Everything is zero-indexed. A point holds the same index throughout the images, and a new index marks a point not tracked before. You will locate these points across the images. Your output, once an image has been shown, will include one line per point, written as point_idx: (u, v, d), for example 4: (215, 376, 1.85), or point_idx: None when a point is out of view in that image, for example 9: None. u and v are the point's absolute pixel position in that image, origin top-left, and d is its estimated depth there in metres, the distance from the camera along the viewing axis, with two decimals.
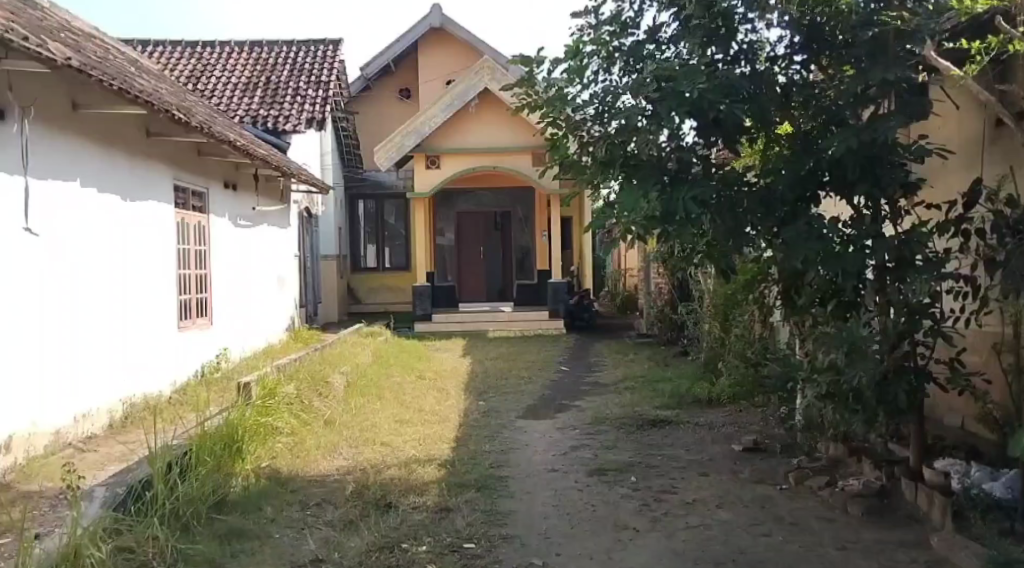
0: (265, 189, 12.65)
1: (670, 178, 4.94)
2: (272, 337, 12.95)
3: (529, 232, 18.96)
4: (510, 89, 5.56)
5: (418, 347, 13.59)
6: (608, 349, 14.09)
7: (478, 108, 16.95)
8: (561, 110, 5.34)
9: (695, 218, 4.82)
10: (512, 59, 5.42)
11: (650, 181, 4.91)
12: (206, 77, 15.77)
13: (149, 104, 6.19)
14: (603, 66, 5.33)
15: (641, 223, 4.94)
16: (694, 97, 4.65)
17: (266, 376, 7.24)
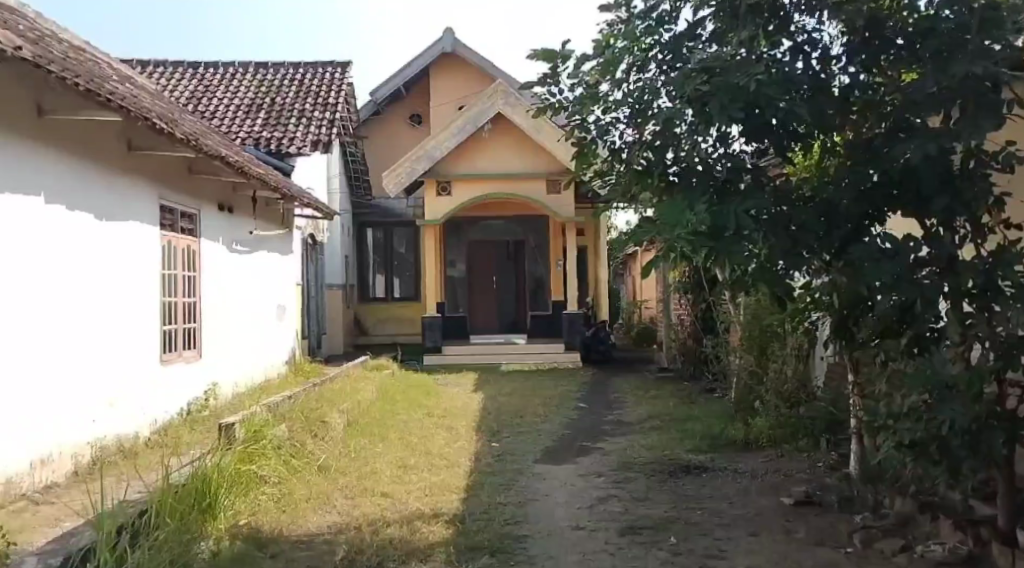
0: (265, 213, 12.02)
1: (717, 190, 4.20)
2: (272, 371, 12.24)
3: (542, 261, 18.21)
4: (531, 87, 4.87)
5: (426, 382, 12.82)
6: (628, 385, 13.28)
7: (491, 132, 16.34)
8: (590, 110, 4.66)
9: (749, 236, 4.00)
10: (535, 53, 4.73)
11: (695, 193, 4.16)
12: (209, 99, 15.26)
13: (126, 112, 5.53)
14: (637, 62, 4.56)
15: (686, 241, 4.03)
16: (750, 90, 3.91)
17: (253, 417, 6.49)
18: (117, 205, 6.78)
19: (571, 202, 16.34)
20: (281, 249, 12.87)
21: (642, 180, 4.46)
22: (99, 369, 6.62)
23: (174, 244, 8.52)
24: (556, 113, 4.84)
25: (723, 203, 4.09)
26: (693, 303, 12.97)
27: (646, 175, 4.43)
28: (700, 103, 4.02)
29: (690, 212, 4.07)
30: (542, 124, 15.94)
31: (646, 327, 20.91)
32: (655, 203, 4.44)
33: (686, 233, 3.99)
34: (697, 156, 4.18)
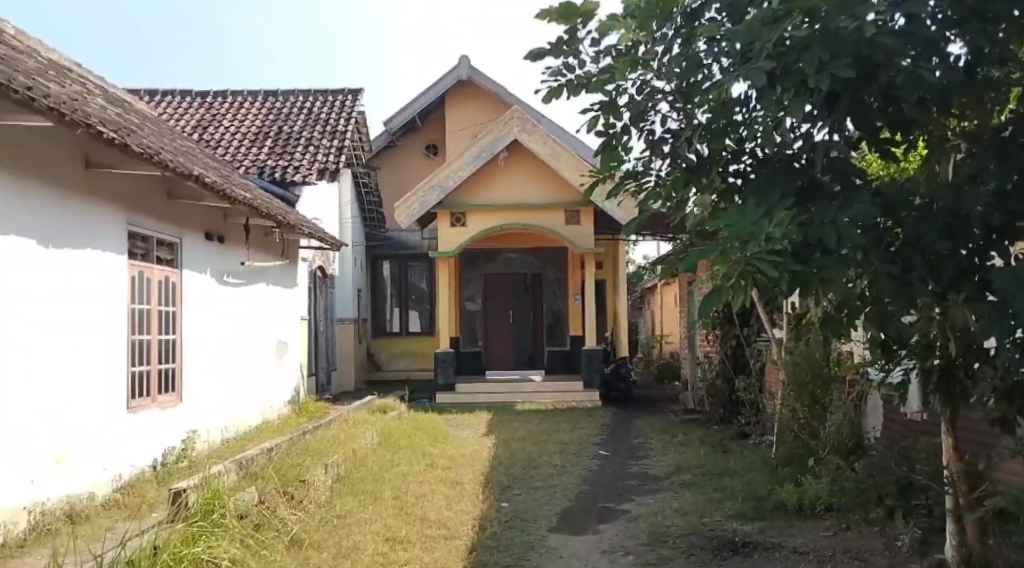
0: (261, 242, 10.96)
1: (803, 185, 3.62)
2: (272, 410, 11.24)
3: (561, 295, 17.16)
4: (540, 56, 3.90)
5: (435, 423, 11.76)
6: (654, 426, 12.13)
7: (507, 161, 15.42)
8: (625, 76, 3.91)
9: (845, 246, 3.30)
10: (546, 11, 3.78)
11: (773, 192, 3.52)
12: (213, 124, 13.53)
13: (47, 108, 5.09)
14: (682, 27, 3.82)
15: (764, 258, 3.16)
16: (859, 38, 3.22)
17: (212, 477, 5.52)
18: (64, 230, 6.16)
19: (590, 233, 15.33)
20: (285, 279, 11.82)
21: (694, 175, 3.91)
22: (33, 414, 5.72)
23: (140, 274, 7.56)
24: (575, 91, 4.03)
25: (815, 213, 3.43)
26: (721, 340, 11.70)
27: (703, 167, 3.88)
28: (795, 66, 3.31)
29: (768, 222, 3.30)
30: (560, 152, 14.99)
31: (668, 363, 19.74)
32: (708, 208, 3.87)
33: (764, 251, 3.17)
34: (781, 142, 3.50)
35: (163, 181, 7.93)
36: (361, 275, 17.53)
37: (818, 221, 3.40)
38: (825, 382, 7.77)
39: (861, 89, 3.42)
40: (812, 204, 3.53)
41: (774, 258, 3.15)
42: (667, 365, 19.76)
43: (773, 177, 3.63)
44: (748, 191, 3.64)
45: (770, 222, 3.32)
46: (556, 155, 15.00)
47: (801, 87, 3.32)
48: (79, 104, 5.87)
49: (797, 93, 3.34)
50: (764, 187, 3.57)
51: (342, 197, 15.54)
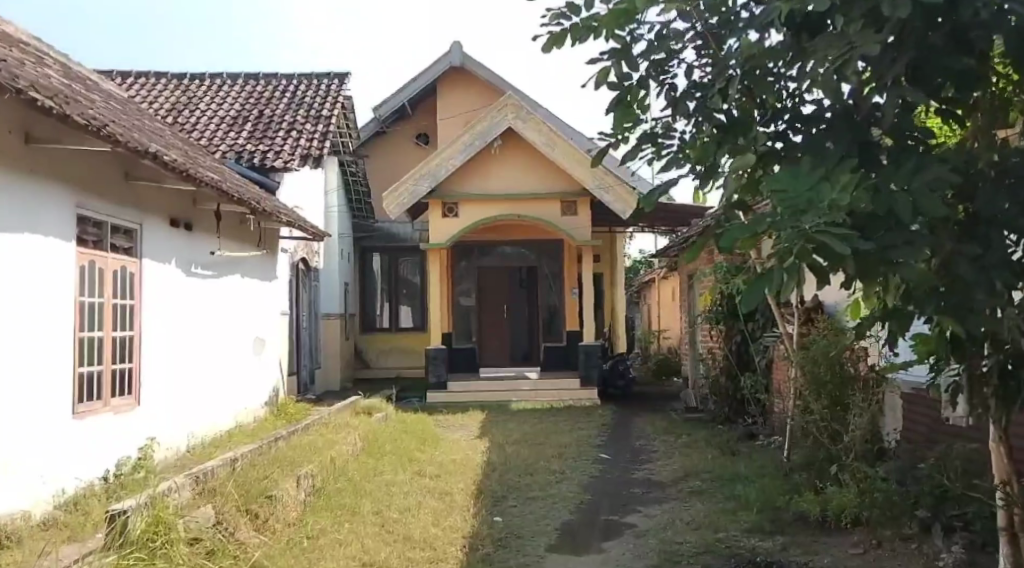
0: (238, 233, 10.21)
1: (861, 149, 3.02)
2: (246, 413, 10.54)
3: (557, 290, 16.43)
4: None
5: (424, 425, 11.06)
6: (657, 426, 11.45)
7: (501, 148, 14.69)
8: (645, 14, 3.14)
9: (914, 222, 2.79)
10: None
11: (830, 157, 2.94)
12: (189, 109, 12.74)
13: None
14: None
15: (824, 230, 2.64)
16: None
17: (158, 495, 5.19)
18: None
19: (588, 225, 14.67)
20: (262, 270, 11.04)
21: (728, 137, 3.24)
22: None
23: (90, 263, 6.86)
24: (582, 36, 3.37)
25: (883, 175, 2.90)
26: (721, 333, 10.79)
27: (738, 129, 3.23)
28: None
29: (831, 186, 2.75)
30: (556, 140, 14.25)
31: (667, 359, 19.07)
32: (742, 179, 3.16)
33: (825, 223, 2.65)
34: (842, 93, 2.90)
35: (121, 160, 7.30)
36: (348, 268, 16.73)
37: (888, 186, 2.87)
38: (843, 381, 7.11)
39: (938, 23, 2.81)
40: (877, 164, 3.00)
41: (839, 229, 2.63)
42: (666, 361, 19.08)
43: (825, 135, 3.09)
44: (797, 149, 3.10)
45: (831, 186, 2.78)
46: (552, 143, 14.28)
47: (869, 17, 2.75)
48: (7, 65, 5.14)
49: (864, 26, 2.77)
50: (816, 144, 3.04)
51: (327, 186, 14.71)
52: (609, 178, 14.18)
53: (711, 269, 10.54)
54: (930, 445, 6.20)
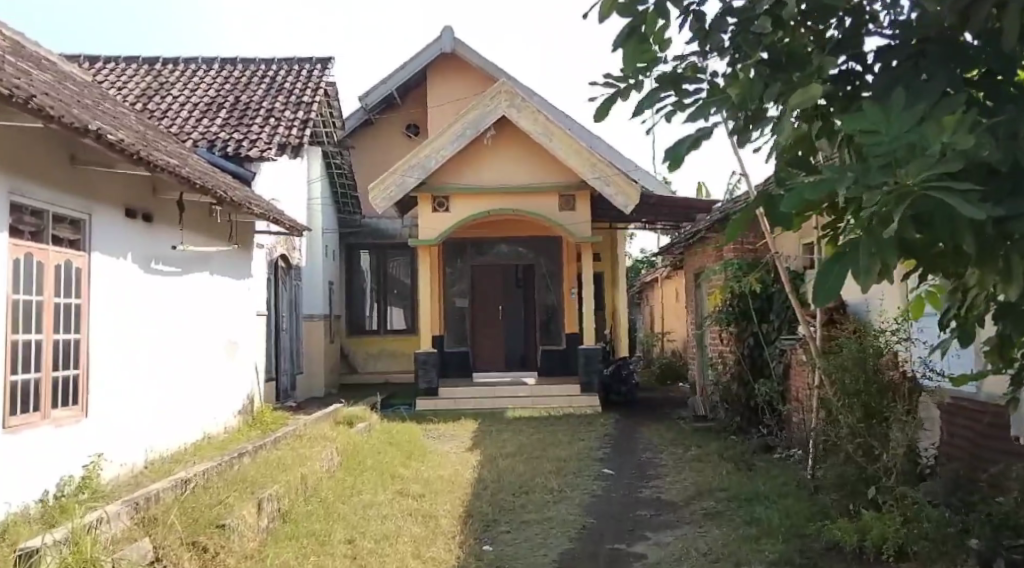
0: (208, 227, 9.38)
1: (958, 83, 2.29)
2: (213, 425, 9.71)
3: (555, 289, 15.61)
4: None
5: (412, 436, 10.22)
6: (663, 437, 10.62)
7: (494, 140, 13.87)
8: None
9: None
10: None
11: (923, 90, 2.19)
12: (161, 95, 11.95)
13: None
14: None
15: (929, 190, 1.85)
16: None
17: (83, 526, 4.84)
18: None
19: (588, 221, 13.82)
20: (234, 267, 10.23)
21: (777, 76, 2.52)
22: None
23: (26, 257, 6.07)
24: None
25: (1011, 111, 2.16)
26: (729, 337, 10.08)
27: (793, 65, 2.53)
28: None
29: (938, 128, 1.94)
30: (553, 131, 13.42)
31: (671, 363, 18.25)
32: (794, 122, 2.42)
33: (938, 176, 1.86)
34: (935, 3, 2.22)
35: (66, 143, 6.56)
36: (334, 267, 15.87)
37: (1008, 132, 2.10)
38: (882, 392, 5.73)
39: None
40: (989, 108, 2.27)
41: (961, 189, 1.82)
42: (670, 366, 18.26)
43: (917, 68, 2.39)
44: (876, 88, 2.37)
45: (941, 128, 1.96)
46: (549, 134, 13.44)
47: None
48: None
49: None
50: (906, 78, 2.34)
51: (309, 177, 13.99)
52: (609, 171, 13.35)
53: (724, 266, 9.83)
54: (983, 463, 5.41)
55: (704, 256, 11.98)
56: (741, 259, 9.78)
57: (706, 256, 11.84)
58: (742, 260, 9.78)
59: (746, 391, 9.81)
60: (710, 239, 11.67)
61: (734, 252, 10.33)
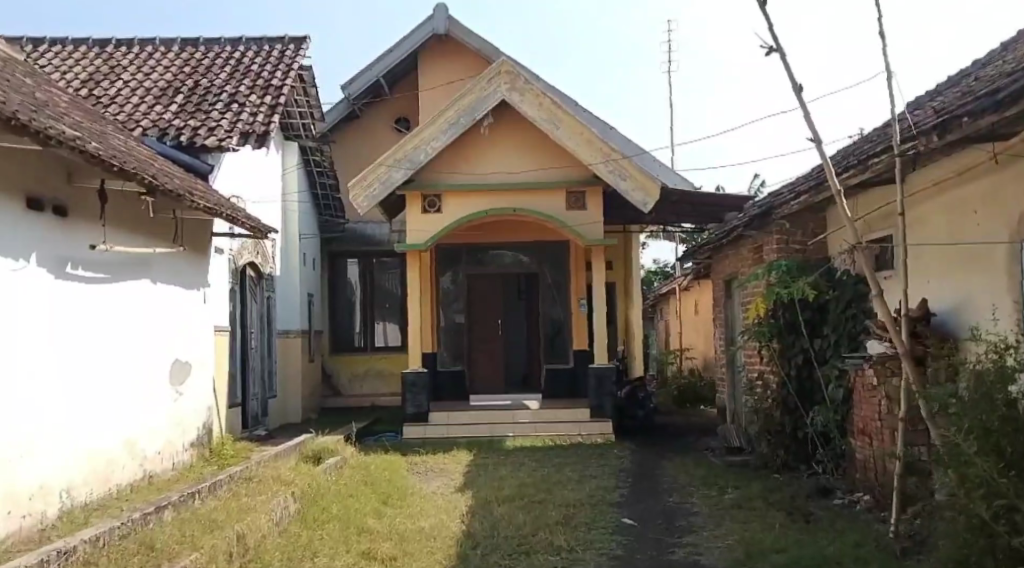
0: (146, 225, 7.50)
1: None
2: (161, 460, 7.83)
3: (561, 301, 13.94)
4: None
5: (395, 473, 8.70)
6: (690, 476, 9.03)
7: (494, 129, 12.48)
8: None
9: None
10: None
11: None
12: (110, 80, 10.52)
13: None
14: None
15: None
16: None
17: None
18: None
19: (599, 222, 12.33)
20: (183, 276, 8.41)
21: None
22: None
23: None
24: None
25: None
26: (770, 353, 9.20)
27: None
28: None
29: None
30: (561, 117, 12.03)
31: (687, 386, 16.92)
32: None
33: None
34: None
35: None
36: (314, 276, 14.39)
37: None
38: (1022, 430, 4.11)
39: None
40: None
41: None
42: (686, 390, 16.89)
43: None
44: None
45: None
46: (553, 121, 12.04)
47: None
48: None
49: None
50: None
51: (287, 181, 12.85)
52: (625, 163, 11.93)
53: (769, 268, 9.07)
54: None
55: (748, 258, 10.52)
56: (791, 262, 9.04)
57: (751, 253, 10.37)
58: (791, 263, 9.03)
59: (785, 415, 8.95)
60: (751, 237, 10.21)
61: (774, 255, 9.47)
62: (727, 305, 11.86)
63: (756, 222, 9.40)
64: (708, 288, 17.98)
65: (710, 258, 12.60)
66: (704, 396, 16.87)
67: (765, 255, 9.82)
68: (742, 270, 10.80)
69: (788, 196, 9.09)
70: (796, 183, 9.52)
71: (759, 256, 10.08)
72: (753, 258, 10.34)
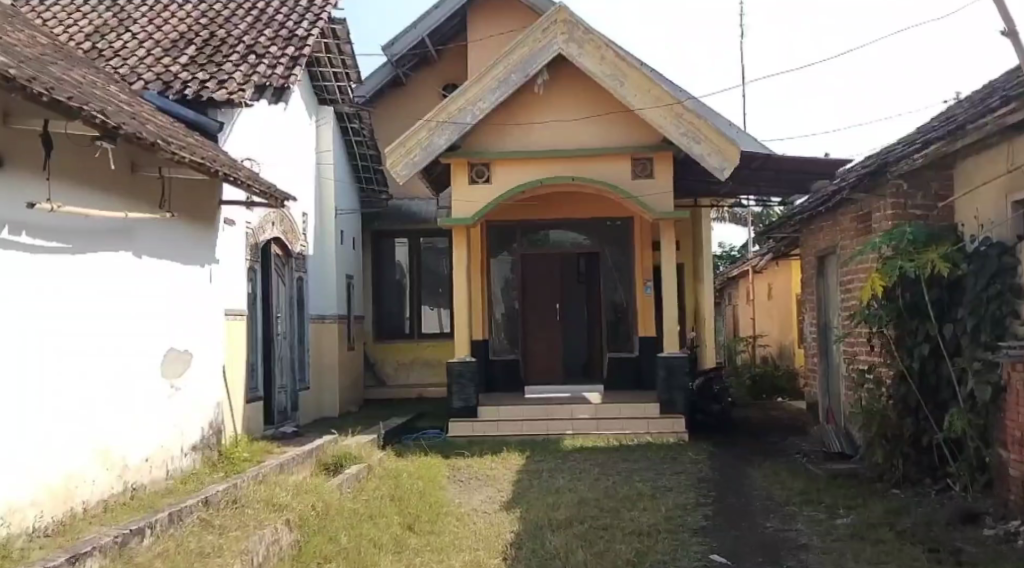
0: (119, 182, 6.28)
1: None
2: (146, 470, 6.64)
3: (624, 286, 12.46)
4: None
5: (429, 483, 7.33)
6: (788, 491, 7.40)
7: (551, 88, 10.98)
8: None
9: None
10: None
11: None
12: (116, 31, 9.34)
13: None
14: None
15: None
16: None
17: None
18: None
19: (670, 191, 10.72)
20: (176, 247, 7.14)
21: None
22: None
23: None
24: None
25: None
26: (884, 343, 7.56)
27: None
28: None
29: None
30: (627, 72, 10.46)
31: (763, 376, 15.21)
32: None
33: None
34: None
35: None
36: (355, 258, 13.13)
37: None
38: None
39: None
40: None
41: None
42: (763, 380, 15.18)
43: None
44: None
45: None
46: (617, 77, 10.48)
47: None
48: None
49: None
50: None
51: (321, 151, 11.62)
52: (700, 122, 10.30)
53: (884, 238, 7.38)
54: None
55: (851, 227, 8.80)
56: (918, 227, 7.22)
57: (855, 221, 8.65)
58: (918, 230, 7.21)
59: (900, 417, 7.30)
60: (857, 201, 8.49)
61: (887, 223, 7.76)
62: (821, 287, 10.14)
63: (866, 183, 7.69)
64: (789, 269, 16.19)
65: (799, 231, 10.88)
66: (782, 387, 15.12)
67: (874, 225, 8.10)
68: (843, 243, 9.09)
69: (909, 148, 7.39)
70: (914, 137, 7.77)
71: (867, 226, 8.36)
72: (858, 229, 8.59)
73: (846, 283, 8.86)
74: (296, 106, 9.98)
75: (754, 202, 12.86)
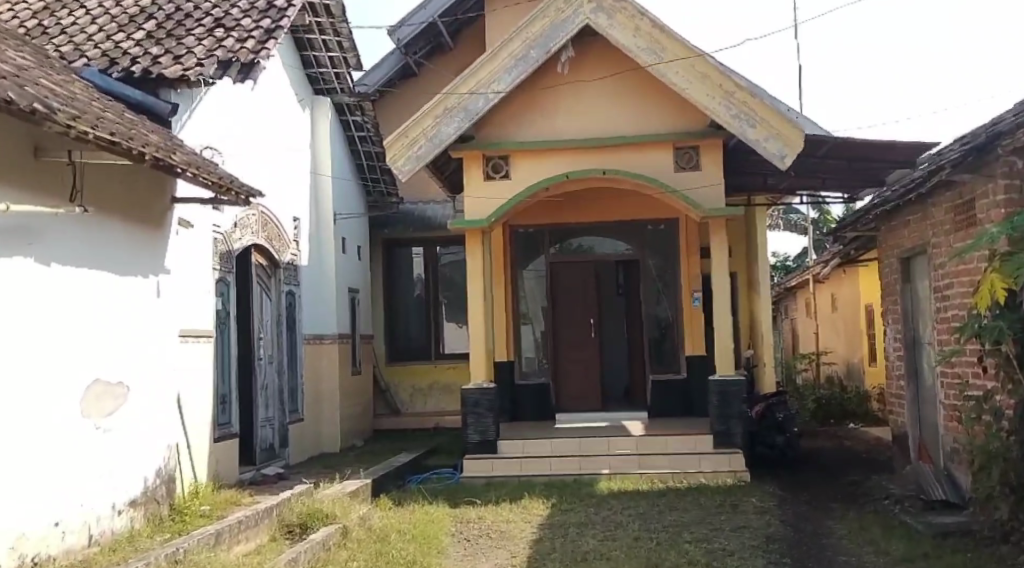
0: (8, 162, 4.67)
1: None
2: (58, 538, 5.07)
3: (668, 297, 10.78)
4: None
5: (423, 548, 5.74)
6: (886, 559, 5.71)
7: (577, 67, 9.47)
8: None
9: None
10: None
11: None
12: (68, 7, 8.00)
13: None
14: None
15: None
16: None
17: None
18: None
19: (719, 184, 9.10)
20: (99, 253, 5.57)
21: None
22: None
23: None
24: None
25: None
26: (1001, 363, 5.63)
27: None
28: None
29: None
30: (665, 44, 8.87)
31: (830, 399, 13.41)
32: None
33: None
34: None
35: None
36: (362, 269, 11.69)
37: None
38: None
39: None
40: None
41: None
42: (830, 404, 13.39)
43: None
44: None
45: None
46: (654, 49, 8.90)
47: None
48: None
49: None
50: None
51: (317, 147, 10.26)
52: (753, 101, 8.67)
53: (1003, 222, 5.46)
54: None
55: (945, 218, 7.06)
56: None
57: (952, 212, 6.87)
58: None
59: None
60: (954, 185, 6.71)
61: (996, 212, 5.96)
62: (908, 295, 8.38)
63: (978, 160, 5.97)
64: (857, 277, 14.38)
65: (876, 228, 9.13)
66: (852, 411, 13.30)
67: (977, 215, 6.30)
68: (936, 238, 7.31)
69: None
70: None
71: (968, 216, 6.52)
72: (955, 221, 6.78)
73: (942, 289, 7.15)
74: (261, 88, 8.54)
75: (807, 201, 11.08)
